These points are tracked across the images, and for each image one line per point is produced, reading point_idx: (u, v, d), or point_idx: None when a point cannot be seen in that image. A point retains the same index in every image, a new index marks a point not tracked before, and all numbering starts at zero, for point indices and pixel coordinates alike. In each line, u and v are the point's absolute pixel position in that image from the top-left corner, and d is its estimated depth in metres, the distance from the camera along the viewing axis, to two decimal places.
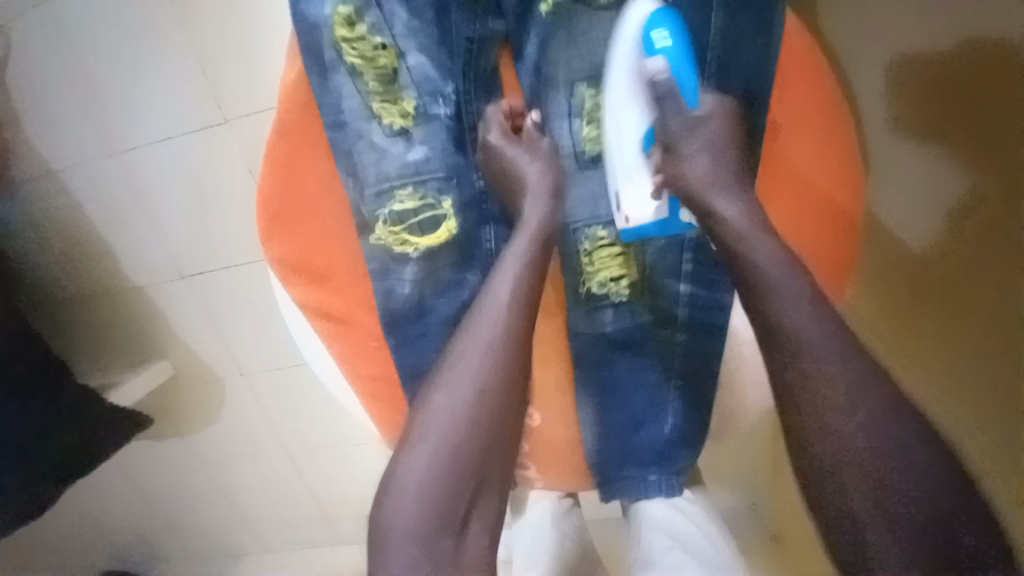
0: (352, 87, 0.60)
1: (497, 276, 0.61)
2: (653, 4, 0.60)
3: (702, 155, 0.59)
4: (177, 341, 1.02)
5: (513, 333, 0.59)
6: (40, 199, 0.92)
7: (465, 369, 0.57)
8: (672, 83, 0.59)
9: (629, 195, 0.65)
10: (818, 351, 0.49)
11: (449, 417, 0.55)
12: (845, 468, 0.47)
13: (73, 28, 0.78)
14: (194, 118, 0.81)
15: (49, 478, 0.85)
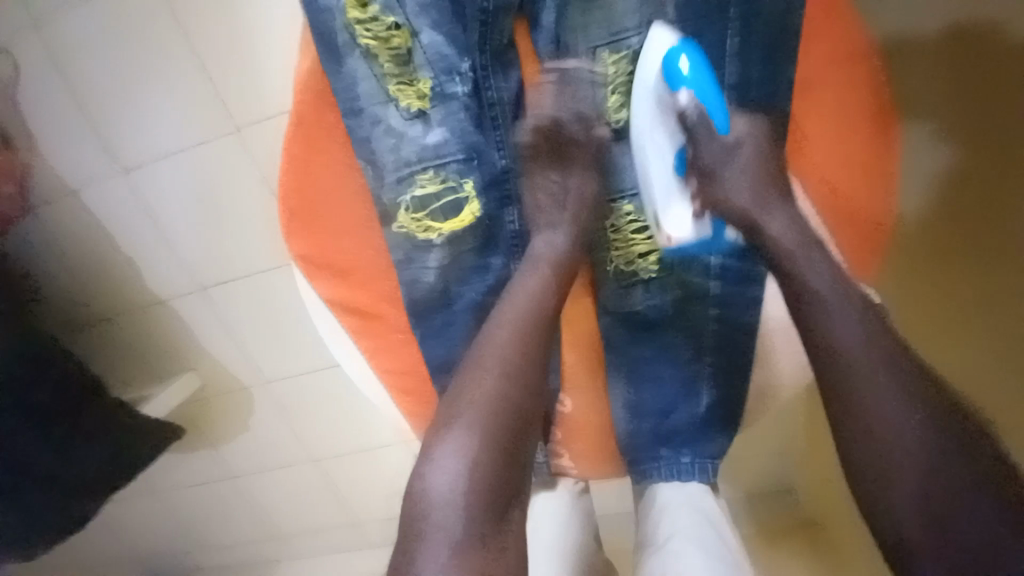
0: (367, 70, 0.59)
1: (528, 265, 0.59)
2: (671, 31, 0.57)
3: (740, 178, 0.59)
4: (221, 341, 1.07)
5: (548, 310, 0.57)
6: (74, 216, 0.98)
7: (494, 347, 0.55)
8: (701, 113, 0.58)
9: (670, 216, 0.63)
10: (833, 317, 0.51)
11: (488, 398, 0.52)
12: (870, 435, 0.47)
13: (95, 51, 0.83)
14: (210, 132, 0.85)
15: (76, 477, 0.93)
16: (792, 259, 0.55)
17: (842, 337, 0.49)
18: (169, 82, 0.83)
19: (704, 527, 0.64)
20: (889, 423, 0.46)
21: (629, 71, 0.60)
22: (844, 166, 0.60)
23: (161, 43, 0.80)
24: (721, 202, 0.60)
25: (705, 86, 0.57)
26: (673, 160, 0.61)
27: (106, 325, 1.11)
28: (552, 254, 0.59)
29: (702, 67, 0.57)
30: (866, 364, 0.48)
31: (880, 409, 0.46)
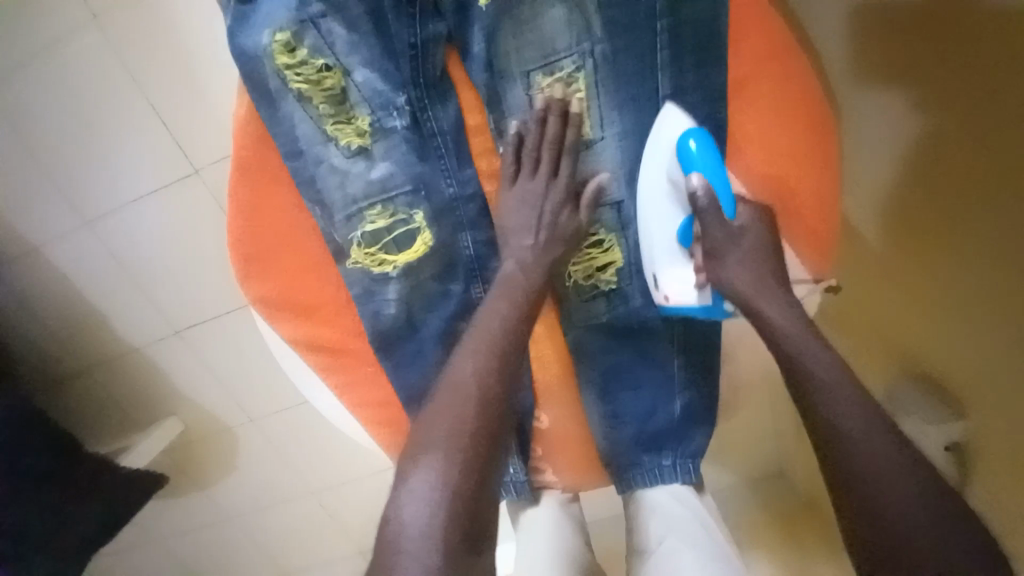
0: (303, 113, 0.58)
1: (496, 284, 0.61)
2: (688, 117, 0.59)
3: (741, 258, 0.60)
4: (200, 384, 1.05)
5: (515, 325, 0.58)
6: (29, 274, 0.95)
7: (466, 370, 0.55)
8: (711, 197, 0.59)
9: (669, 279, 0.65)
10: (799, 337, 0.55)
11: (456, 417, 0.53)
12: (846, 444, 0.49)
13: (36, 107, 0.81)
14: (164, 176, 0.85)
15: (76, 520, 0.89)
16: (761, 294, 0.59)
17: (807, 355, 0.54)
18: (118, 133, 0.82)
19: (693, 526, 0.70)
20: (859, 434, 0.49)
21: (564, 91, 0.60)
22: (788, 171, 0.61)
23: (106, 93, 0.79)
24: (725, 279, 0.61)
25: (716, 173, 0.58)
26: (678, 227, 0.63)
27: (79, 380, 1.08)
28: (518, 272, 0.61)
29: (710, 152, 0.58)
30: (827, 377, 0.52)
31: (848, 421, 0.49)
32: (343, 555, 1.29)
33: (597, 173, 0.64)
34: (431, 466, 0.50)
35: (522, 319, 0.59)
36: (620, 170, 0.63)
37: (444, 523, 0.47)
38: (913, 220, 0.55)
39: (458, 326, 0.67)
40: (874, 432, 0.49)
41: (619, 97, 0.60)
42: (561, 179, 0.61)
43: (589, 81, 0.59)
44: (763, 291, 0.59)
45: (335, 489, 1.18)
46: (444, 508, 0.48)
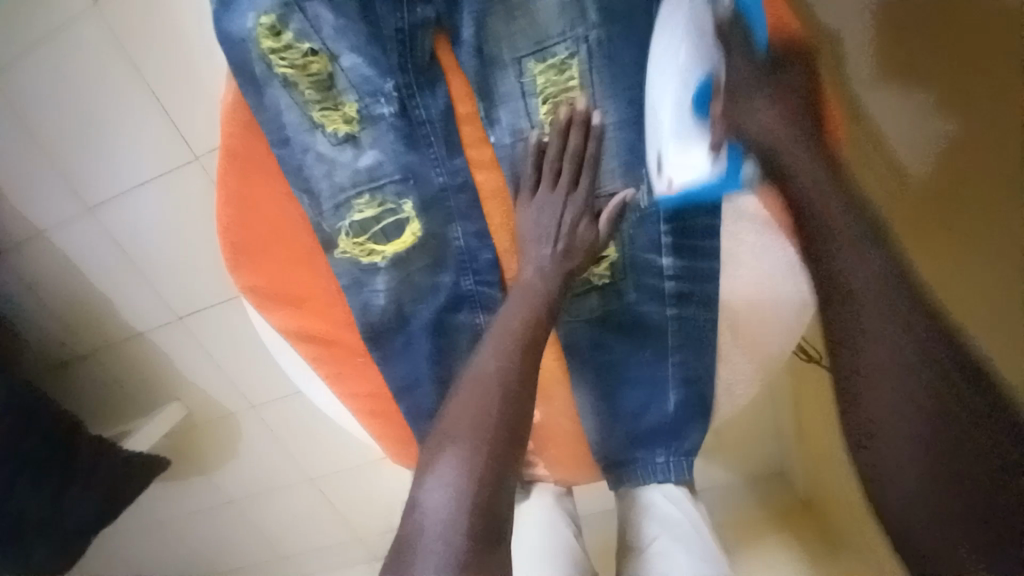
0: (289, 99, 0.57)
1: (514, 290, 0.61)
2: None
3: (767, 113, 0.52)
4: (201, 370, 1.06)
5: (538, 323, 0.59)
6: (32, 259, 0.96)
7: (489, 363, 0.55)
8: (742, 24, 0.52)
9: (676, 156, 0.57)
10: (846, 262, 0.48)
11: (483, 407, 0.52)
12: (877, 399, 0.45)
13: (35, 92, 0.81)
14: (159, 163, 0.84)
15: (73, 506, 0.90)
16: (794, 160, 0.52)
17: (856, 280, 0.47)
18: (113, 118, 0.81)
19: (686, 528, 0.69)
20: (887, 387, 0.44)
21: (557, 79, 0.58)
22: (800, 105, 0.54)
23: (102, 78, 0.78)
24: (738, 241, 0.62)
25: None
26: (694, 89, 0.54)
27: (85, 364, 1.09)
28: (532, 276, 0.61)
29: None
30: (871, 313, 0.46)
31: (879, 372, 0.45)
32: (342, 542, 1.30)
33: (625, 188, 0.62)
34: (455, 459, 0.49)
35: (541, 321, 0.59)
36: (616, 162, 0.61)
37: (469, 516, 0.46)
38: None
39: (448, 318, 0.67)
40: (912, 388, 0.42)
41: (615, 87, 0.58)
42: (579, 193, 0.61)
43: (582, 69, 0.57)
44: (790, 147, 0.52)
45: (334, 477, 1.18)
46: (468, 497, 0.47)
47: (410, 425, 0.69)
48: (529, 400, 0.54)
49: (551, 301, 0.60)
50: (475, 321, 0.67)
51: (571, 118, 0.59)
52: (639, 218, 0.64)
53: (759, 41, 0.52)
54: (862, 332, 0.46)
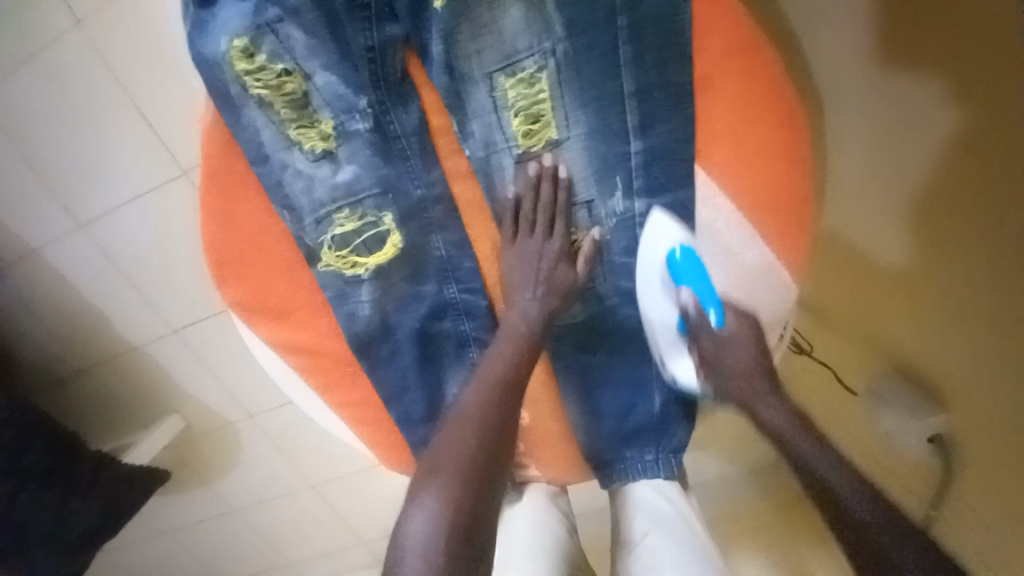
0: (265, 119, 0.58)
1: (500, 337, 0.63)
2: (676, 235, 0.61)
3: (734, 362, 0.65)
4: (199, 382, 1.07)
5: (518, 360, 0.61)
6: (25, 278, 0.97)
7: (471, 404, 0.57)
8: (701, 307, 0.64)
9: (676, 370, 0.70)
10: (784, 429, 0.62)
11: (462, 445, 0.54)
12: (842, 505, 0.54)
13: (20, 113, 0.82)
14: (146, 182, 0.85)
15: (73, 522, 0.91)
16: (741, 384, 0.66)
17: (791, 437, 0.61)
18: (99, 138, 0.82)
19: (673, 519, 0.70)
20: (839, 488, 0.55)
21: (527, 92, 0.59)
22: (761, 111, 0.57)
23: (91, 101, 0.80)
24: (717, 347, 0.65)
25: (704, 288, 0.63)
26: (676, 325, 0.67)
27: (85, 380, 1.10)
28: (519, 323, 0.63)
29: (700, 266, 0.62)
30: (812, 454, 0.59)
31: (831, 478, 0.56)
32: (343, 548, 1.31)
33: (592, 228, 0.65)
34: (434, 491, 0.51)
35: (525, 359, 0.61)
36: (587, 171, 0.62)
37: (445, 544, 0.47)
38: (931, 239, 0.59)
39: (432, 327, 0.69)
40: (851, 484, 0.55)
41: (583, 97, 0.59)
42: (556, 237, 0.64)
43: (551, 81, 0.58)
44: (755, 391, 0.65)
45: (334, 484, 1.20)
46: (445, 523, 0.49)
47: (401, 431, 0.71)
48: (508, 435, 0.56)
49: (533, 341, 0.62)
50: (460, 328, 0.69)
51: (542, 170, 0.62)
52: (615, 225, 0.64)
53: (715, 322, 0.64)
54: (809, 467, 0.58)
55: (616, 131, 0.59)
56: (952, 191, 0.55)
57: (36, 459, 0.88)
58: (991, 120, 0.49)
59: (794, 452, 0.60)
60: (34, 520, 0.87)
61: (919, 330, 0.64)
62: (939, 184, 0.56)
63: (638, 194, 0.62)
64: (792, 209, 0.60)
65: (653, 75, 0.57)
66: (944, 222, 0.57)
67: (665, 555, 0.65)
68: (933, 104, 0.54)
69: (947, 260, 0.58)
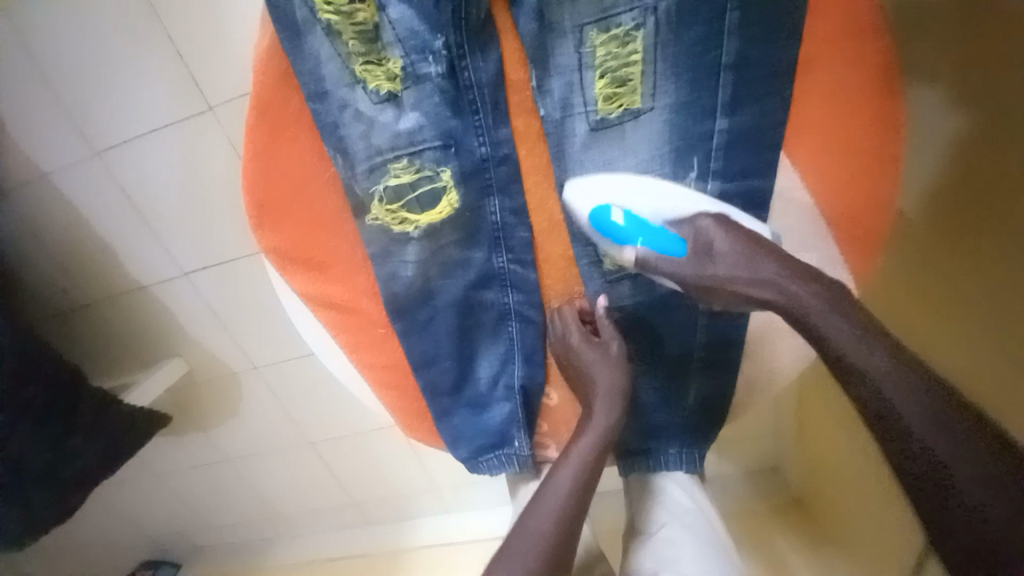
0: (330, 49, 0.55)
1: (582, 431, 0.62)
2: (580, 186, 0.58)
3: (732, 253, 0.55)
4: (205, 327, 1.03)
5: (590, 451, 0.60)
6: (33, 201, 0.91)
7: (559, 486, 0.59)
8: (654, 252, 0.57)
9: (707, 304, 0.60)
10: (854, 351, 0.48)
11: (543, 527, 0.56)
12: (896, 431, 0.46)
13: (42, 19, 0.75)
14: (174, 111, 0.79)
15: (66, 462, 0.89)
16: (807, 306, 0.52)
17: (871, 372, 0.47)
18: (126, 55, 0.76)
19: (692, 515, 0.69)
20: (932, 434, 0.44)
21: (618, 52, 0.54)
22: (857, 105, 0.54)
23: (123, 13, 0.73)
24: (719, 271, 0.55)
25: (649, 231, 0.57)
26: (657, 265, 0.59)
27: (87, 314, 1.06)
28: (596, 414, 0.62)
29: (636, 216, 0.57)
30: (891, 386, 0.46)
31: (925, 431, 0.44)
32: (334, 509, 1.31)
33: (601, 295, 0.65)
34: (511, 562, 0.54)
35: (598, 457, 0.60)
36: (664, 148, 0.57)
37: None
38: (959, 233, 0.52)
39: (475, 296, 0.67)
40: (952, 425, 0.44)
41: (677, 64, 0.54)
42: (579, 334, 0.65)
43: (648, 42, 0.53)
44: (770, 277, 0.54)
45: (332, 445, 1.19)
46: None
47: (427, 399, 0.70)
48: (580, 509, 0.58)
49: (616, 425, 0.61)
50: (504, 300, 0.67)
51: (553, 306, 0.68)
52: None
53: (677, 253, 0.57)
54: (886, 407, 0.46)
55: (705, 107, 0.55)
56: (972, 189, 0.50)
57: (39, 392, 0.85)
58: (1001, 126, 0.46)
59: (873, 395, 0.47)
60: (28, 454, 0.85)
61: (952, 349, 0.54)
62: (965, 178, 0.51)
63: (713, 177, 0.57)
64: (869, 212, 0.57)
65: (758, 47, 0.53)
66: (960, 228, 0.52)
67: (677, 546, 0.65)
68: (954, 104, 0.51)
69: (967, 258, 0.52)
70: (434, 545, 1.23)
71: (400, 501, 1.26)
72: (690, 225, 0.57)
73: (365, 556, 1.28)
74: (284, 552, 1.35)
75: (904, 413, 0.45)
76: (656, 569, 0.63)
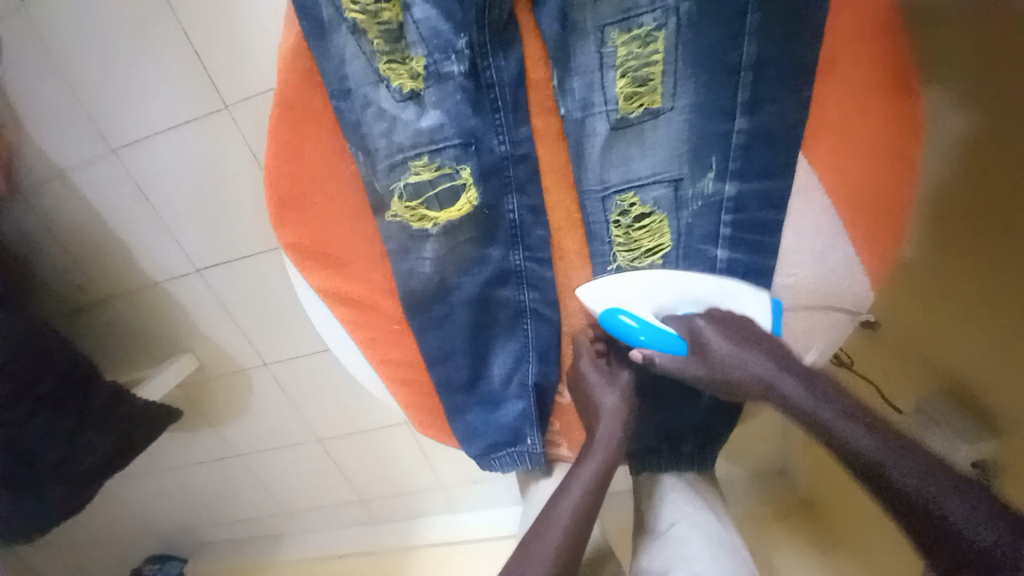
0: (355, 48, 0.56)
1: (585, 457, 0.62)
2: (590, 291, 0.63)
3: (726, 344, 0.59)
4: (218, 324, 1.04)
5: (598, 466, 0.61)
6: (50, 198, 0.93)
7: (567, 505, 0.59)
8: (657, 352, 0.61)
9: None
10: (840, 428, 0.54)
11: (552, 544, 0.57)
12: (907, 505, 0.48)
13: (64, 19, 0.76)
14: (192, 108, 0.80)
15: (81, 457, 0.90)
16: (794, 393, 0.57)
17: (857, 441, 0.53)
18: (146, 54, 0.77)
19: (702, 514, 0.69)
20: (936, 502, 0.46)
21: (639, 52, 0.55)
22: (877, 107, 0.53)
23: (144, 12, 0.74)
24: (717, 360, 0.59)
25: (650, 326, 0.62)
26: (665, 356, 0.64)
27: (100, 309, 1.07)
28: (598, 437, 0.63)
29: (637, 317, 0.61)
30: (884, 458, 0.51)
31: (928, 499, 0.47)
32: (342, 505, 1.32)
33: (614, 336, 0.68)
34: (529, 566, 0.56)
35: (604, 472, 0.61)
36: (683, 148, 0.58)
37: None
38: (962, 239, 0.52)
39: (491, 293, 0.67)
40: (949, 492, 0.46)
41: (696, 64, 0.55)
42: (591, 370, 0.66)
43: (669, 43, 0.54)
44: (766, 369, 0.59)
45: (342, 442, 1.19)
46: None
47: (441, 396, 0.70)
48: (588, 519, 0.59)
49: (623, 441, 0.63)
50: (519, 298, 0.68)
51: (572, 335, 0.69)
52: (700, 209, 0.60)
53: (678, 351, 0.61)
54: (887, 482, 0.50)
55: (724, 107, 0.56)
56: (976, 196, 0.49)
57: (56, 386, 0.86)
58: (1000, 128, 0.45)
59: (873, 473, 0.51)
60: (43, 451, 0.85)
61: (959, 353, 0.52)
62: (972, 179, 0.49)
63: (732, 177, 0.57)
64: (879, 211, 0.56)
65: (778, 47, 0.53)
66: (970, 231, 0.50)
67: (688, 545, 0.65)
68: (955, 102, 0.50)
69: (976, 265, 0.50)
70: (441, 543, 1.23)
71: (408, 498, 1.27)
72: (684, 320, 0.62)
73: (371, 554, 1.27)
74: (291, 549, 1.36)
75: (902, 484, 0.49)
76: (667, 568, 0.63)
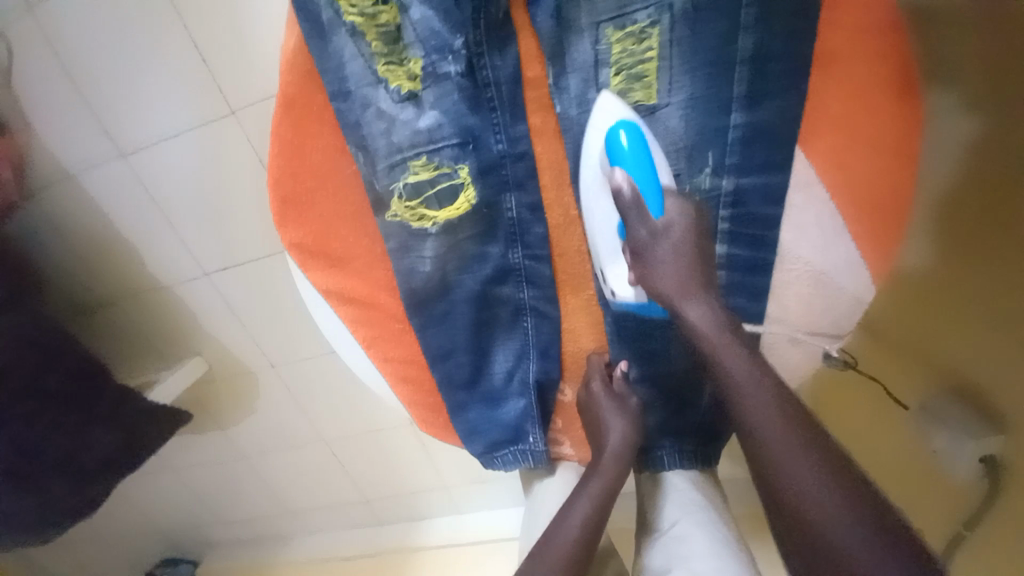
0: (354, 49, 0.58)
1: (594, 473, 0.63)
2: (621, 104, 0.58)
3: (665, 255, 0.58)
4: (224, 326, 1.06)
5: (609, 474, 0.62)
6: (62, 204, 0.95)
7: (578, 513, 0.60)
8: (637, 196, 0.58)
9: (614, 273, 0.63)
10: (755, 406, 0.50)
11: (568, 544, 0.59)
12: (786, 492, 0.46)
13: (74, 29, 0.79)
14: (197, 113, 0.82)
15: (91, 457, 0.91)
16: (724, 356, 0.53)
17: (784, 450, 0.47)
18: (153, 61, 0.79)
19: (705, 512, 0.68)
20: (819, 500, 0.44)
21: (633, 49, 0.56)
22: (879, 107, 0.52)
23: (151, 20, 0.76)
24: (652, 263, 0.59)
25: (644, 174, 0.58)
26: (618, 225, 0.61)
27: (110, 313, 1.09)
28: (606, 453, 0.63)
29: (645, 153, 0.58)
30: (790, 447, 0.47)
31: (811, 493, 0.44)
32: (347, 506, 1.33)
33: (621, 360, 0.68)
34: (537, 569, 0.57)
35: (613, 489, 0.62)
36: (680, 143, 0.58)
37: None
38: (961, 246, 0.55)
39: (492, 290, 0.68)
40: (836, 490, 0.44)
41: (692, 58, 0.55)
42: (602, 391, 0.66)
43: (663, 39, 0.55)
44: (691, 296, 0.57)
45: (346, 443, 1.20)
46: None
47: (443, 394, 0.71)
48: (601, 522, 0.60)
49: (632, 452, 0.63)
50: (519, 295, 0.69)
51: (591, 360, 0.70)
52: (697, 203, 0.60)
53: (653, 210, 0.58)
54: (779, 467, 0.47)
55: (721, 101, 0.56)
56: (971, 205, 0.53)
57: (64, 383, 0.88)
58: (1001, 140, 0.49)
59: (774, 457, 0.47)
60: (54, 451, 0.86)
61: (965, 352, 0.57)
62: (970, 190, 0.53)
63: (730, 172, 0.57)
64: (889, 213, 0.55)
65: (773, 39, 0.53)
66: (971, 237, 0.54)
67: (690, 543, 0.64)
68: (954, 112, 0.53)
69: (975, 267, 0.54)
70: (446, 545, 1.23)
71: (413, 499, 1.27)
72: (677, 203, 0.59)
73: (378, 555, 1.28)
74: (297, 550, 1.36)
75: (791, 472, 0.46)
76: (667, 567, 0.63)
